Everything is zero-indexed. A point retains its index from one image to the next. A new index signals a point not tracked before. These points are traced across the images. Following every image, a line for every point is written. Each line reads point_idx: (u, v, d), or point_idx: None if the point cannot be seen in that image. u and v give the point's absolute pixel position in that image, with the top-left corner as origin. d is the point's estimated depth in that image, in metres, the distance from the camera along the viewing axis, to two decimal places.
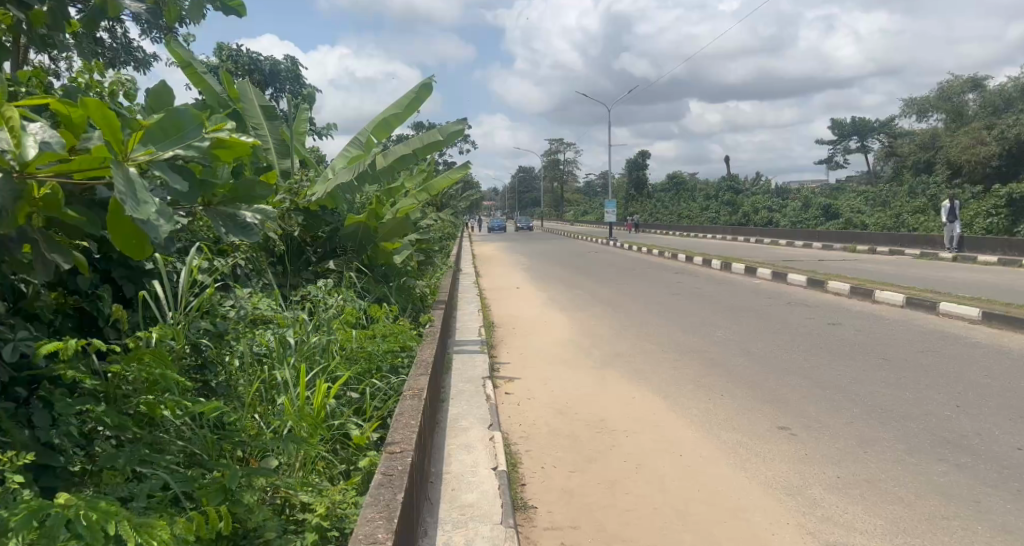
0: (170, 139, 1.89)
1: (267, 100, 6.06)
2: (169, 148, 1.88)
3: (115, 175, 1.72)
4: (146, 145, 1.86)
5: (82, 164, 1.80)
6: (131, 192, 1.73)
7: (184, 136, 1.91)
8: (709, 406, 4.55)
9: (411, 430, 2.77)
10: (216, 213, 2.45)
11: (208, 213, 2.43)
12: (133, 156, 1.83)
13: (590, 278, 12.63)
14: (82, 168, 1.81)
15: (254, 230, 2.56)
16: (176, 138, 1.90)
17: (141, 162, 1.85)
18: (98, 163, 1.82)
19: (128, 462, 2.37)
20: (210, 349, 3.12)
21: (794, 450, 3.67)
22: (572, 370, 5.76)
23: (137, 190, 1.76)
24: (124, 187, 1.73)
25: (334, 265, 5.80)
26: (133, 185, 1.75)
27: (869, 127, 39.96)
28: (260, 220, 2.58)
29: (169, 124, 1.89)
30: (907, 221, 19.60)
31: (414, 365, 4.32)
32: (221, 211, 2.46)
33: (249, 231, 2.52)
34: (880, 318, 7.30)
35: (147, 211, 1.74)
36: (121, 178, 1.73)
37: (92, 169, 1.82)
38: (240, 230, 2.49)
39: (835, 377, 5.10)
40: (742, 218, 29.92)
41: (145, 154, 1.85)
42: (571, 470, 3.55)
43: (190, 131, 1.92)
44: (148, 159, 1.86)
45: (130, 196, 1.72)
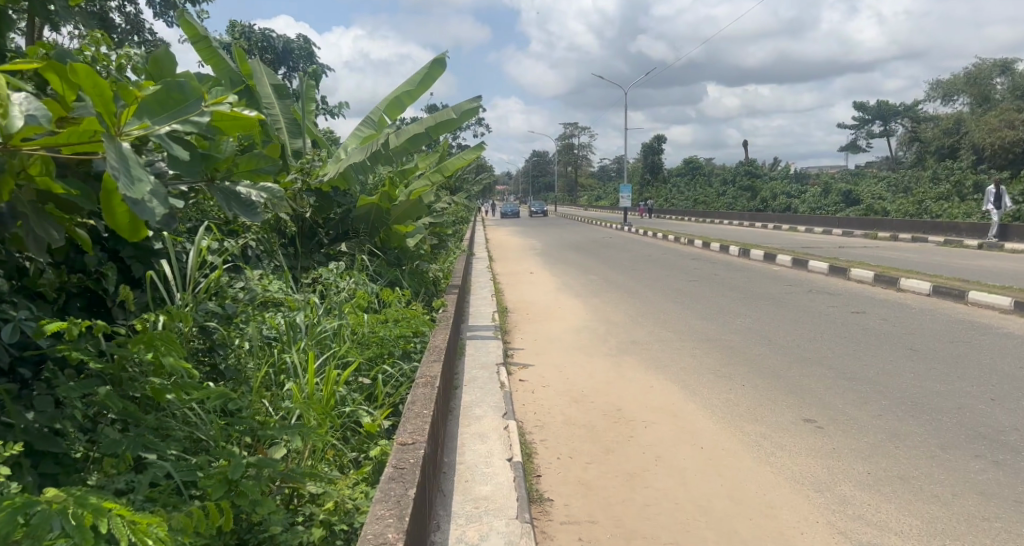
0: (166, 113, 1.81)
1: (279, 79, 5.94)
2: (164, 123, 1.80)
3: (108, 150, 1.64)
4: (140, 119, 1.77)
5: (70, 138, 1.71)
6: (124, 168, 1.65)
7: (182, 112, 1.83)
8: (730, 397, 4.42)
9: (423, 420, 2.66)
10: (218, 190, 2.34)
11: (212, 192, 2.32)
12: (127, 130, 1.73)
13: (604, 263, 12.48)
14: (71, 143, 1.72)
15: (259, 212, 2.46)
16: (173, 113, 1.82)
17: (135, 136, 1.76)
18: (87, 137, 1.73)
19: (131, 449, 2.27)
20: (219, 332, 3.01)
21: (821, 444, 3.54)
22: (588, 357, 5.64)
23: (130, 166, 1.68)
24: (117, 163, 1.65)
25: (345, 248, 5.69)
26: (126, 161, 1.67)
27: (891, 112, 39.21)
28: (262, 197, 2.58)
29: (166, 97, 1.81)
30: (930, 207, 19.22)
31: (427, 351, 4.22)
32: (224, 189, 2.36)
33: (255, 212, 2.43)
34: (906, 306, 7.11)
35: (142, 191, 1.67)
36: (114, 152, 1.65)
37: (81, 143, 1.72)
38: (246, 210, 2.39)
39: (861, 368, 4.95)
40: (760, 203, 29.55)
41: (140, 128, 1.77)
42: (588, 461, 3.44)
43: (190, 105, 1.85)
44: (142, 133, 1.76)
45: (124, 172, 1.64)
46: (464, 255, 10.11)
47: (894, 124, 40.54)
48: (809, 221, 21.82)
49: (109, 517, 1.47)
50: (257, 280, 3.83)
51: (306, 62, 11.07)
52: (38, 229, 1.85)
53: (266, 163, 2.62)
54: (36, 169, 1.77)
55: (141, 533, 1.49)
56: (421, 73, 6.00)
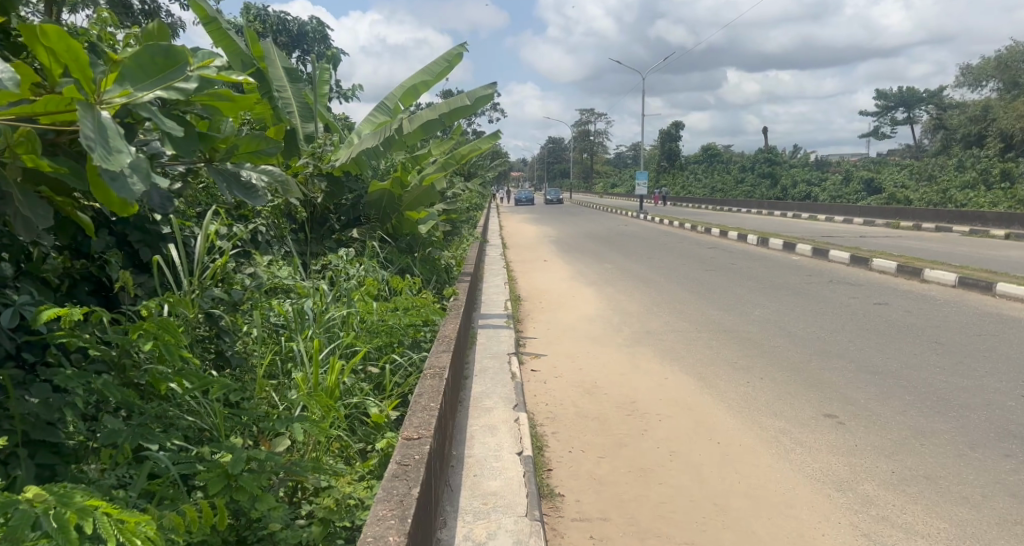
0: (150, 80, 1.80)
1: (292, 63, 5.87)
2: (148, 90, 1.79)
3: (85, 119, 1.61)
4: (123, 86, 1.75)
5: (47, 106, 1.68)
6: (101, 139, 1.62)
7: (167, 78, 1.82)
8: (748, 390, 4.30)
9: (430, 413, 2.58)
10: (216, 171, 2.37)
11: (209, 172, 2.35)
12: (106, 97, 1.72)
13: (620, 251, 12.33)
14: (46, 111, 1.69)
15: (260, 193, 2.47)
16: (158, 80, 1.81)
17: (117, 104, 1.73)
18: (65, 106, 1.69)
19: (131, 440, 2.18)
20: (225, 318, 2.91)
21: (842, 441, 3.42)
22: (601, 346, 5.55)
23: (108, 136, 1.65)
24: (94, 132, 1.61)
25: (356, 234, 5.62)
26: (103, 129, 1.64)
27: (916, 98, 38.41)
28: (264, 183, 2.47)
29: (150, 64, 1.80)
30: (954, 196, 18.83)
31: (437, 340, 4.13)
32: (222, 170, 2.38)
33: (254, 193, 2.42)
34: (930, 298, 6.92)
35: (121, 162, 1.63)
36: (91, 122, 1.62)
37: (59, 111, 1.70)
38: (245, 192, 2.39)
39: (885, 361, 4.82)
40: (779, 191, 29.16)
41: (122, 95, 1.74)
42: (600, 456, 3.35)
43: (176, 72, 1.83)
44: (124, 100, 1.74)
45: (100, 143, 1.61)
46: (478, 242, 10.02)
47: (918, 111, 39.78)
48: (830, 209, 21.49)
49: (95, 515, 1.38)
50: (265, 266, 3.79)
51: (321, 46, 10.98)
52: (19, 207, 1.80)
53: (269, 146, 2.55)
54: (22, 147, 1.71)
55: (129, 533, 1.40)
56: (438, 62, 5.90)
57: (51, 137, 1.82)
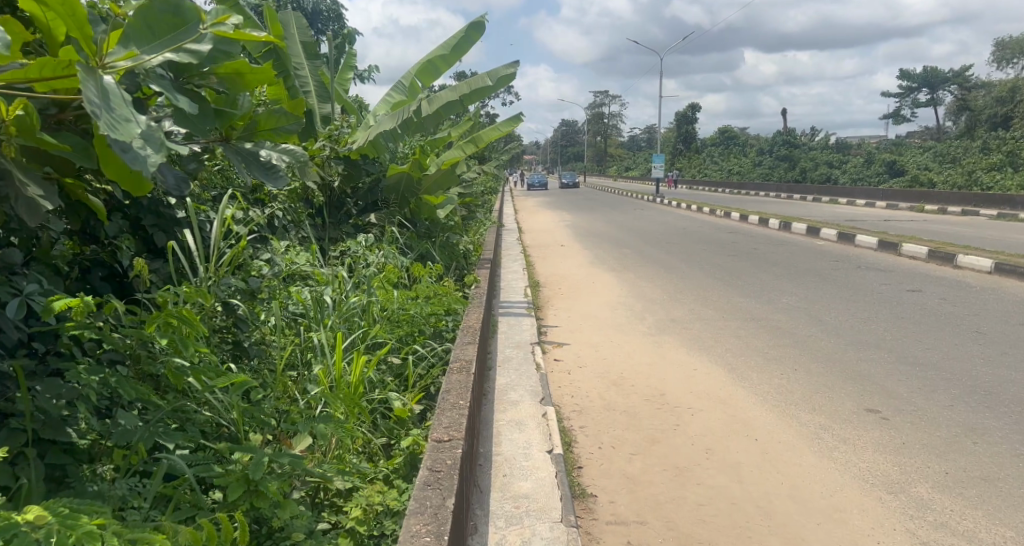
0: (155, 42, 1.65)
1: (309, 39, 5.71)
2: (153, 53, 1.64)
3: (89, 86, 1.44)
4: (127, 48, 1.59)
5: (42, 70, 1.50)
6: (106, 105, 1.44)
7: (177, 39, 1.69)
8: (784, 382, 4.14)
9: (459, 412, 2.44)
10: (234, 151, 2.24)
11: (227, 152, 2.21)
12: (111, 60, 1.55)
13: (638, 237, 12.12)
14: (42, 76, 1.52)
15: (281, 174, 2.37)
16: (164, 42, 1.67)
17: (122, 67, 1.57)
18: (63, 70, 1.52)
19: (145, 440, 2.03)
20: (242, 307, 2.77)
21: (888, 439, 3.28)
22: (625, 335, 5.39)
23: (113, 103, 1.47)
24: (99, 100, 1.44)
25: (375, 219, 5.45)
26: (108, 97, 1.46)
27: (940, 78, 37.49)
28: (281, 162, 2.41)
29: (156, 23, 1.66)
30: (981, 178, 18.42)
31: (460, 331, 3.98)
32: (240, 149, 2.26)
33: (277, 175, 2.33)
34: (965, 285, 6.70)
35: (130, 132, 1.45)
36: (94, 89, 1.45)
37: (57, 76, 1.52)
38: (267, 173, 2.28)
39: (924, 352, 4.65)
40: (798, 174, 28.72)
41: (126, 58, 1.58)
42: (633, 452, 3.20)
43: (186, 33, 1.70)
44: (128, 63, 1.58)
45: (106, 109, 1.43)
46: (494, 226, 9.85)
47: (941, 92, 38.99)
48: (851, 193, 21.10)
49: (105, 539, 1.24)
50: (282, 252, 3.68)
51: (334, 24, 10.82)
52: (20, 186, 1.63)
53: (286, 122, 2.41)
54: (19, 125, 1.56)
55: None
56: (456, 37, 5.72)
57: (53, 113, 1.71)
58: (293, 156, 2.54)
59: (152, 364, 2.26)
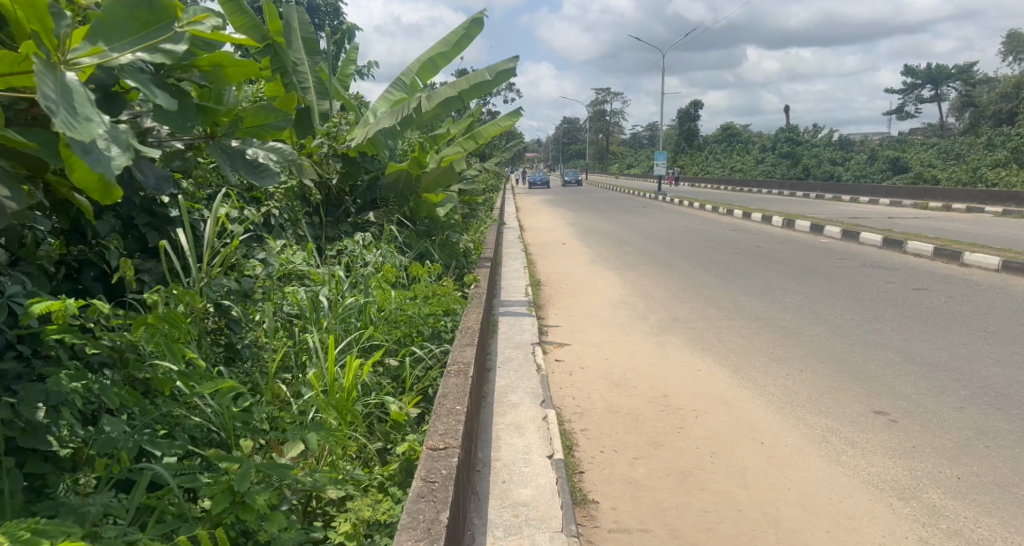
0: (125, 40, 1.59)
1: (308, 35, 5.63)
2: (122, 50, 1.58)
3: (47, 82, 1.38)
4: (93, 43, 1.53)
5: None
6: (65, 102, 1.38)
7: (146, 38, 1.63)
8: (789, 383, 4.06)
9: (456, 418, 2.36)
10: (219, 148, 2.20)
11: (211, 150, 2.17)
12: (73, 57, 1.48)
13: (640, 234, 12.03)
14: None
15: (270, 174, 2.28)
16: (133, 40, 1.61)
17: (86, 63, 1.50)
18: (22, 65, 1.47)
19: (131, 448, 1.93)
20: (235, 309, 2.68)
21: (897, 442, 3.20)
22: (628, 335, 5.30)
23: (74, 101, 1.41)
24: (57, 98, 1.37)
25: (374, 217, 5.38)
26: (68, 94, 1.40)
27: (944, 75, 37.28)
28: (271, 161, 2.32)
29: (127, 18, 1.60)
30: (985, 175, 18.30)
31: (459, 331, 3.88)
32: (224, 147, 2.22)
33: (263, 174, 2.25)
34: (972, 283, 6.60)
35: (89, 133, 1.39)
36: (52, 85, 1.38)
37: (14, 72, 1.47)
38: (252, 171, 2.25)
39: (932, 351, 4.56)
40: (801, 171, 28.59)
41: (91, 54, 1.51)
42: (635, 457, 3.12)
43: (159, 31, 1.65)
44: (94, 60, 1.51)
45: (65, 108, 1.37)
46: (495, 224, 9.76)
47: (944, 88, 38.80)
48: (855, 190, 20.99)
49: None
50: (276, 252, 3.60)
51: (333, 20, 10.74)
52: None
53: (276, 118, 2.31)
54: None
55: None
56: (457, 33, 5.64)
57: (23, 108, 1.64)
58: (282, 155, 2.41)
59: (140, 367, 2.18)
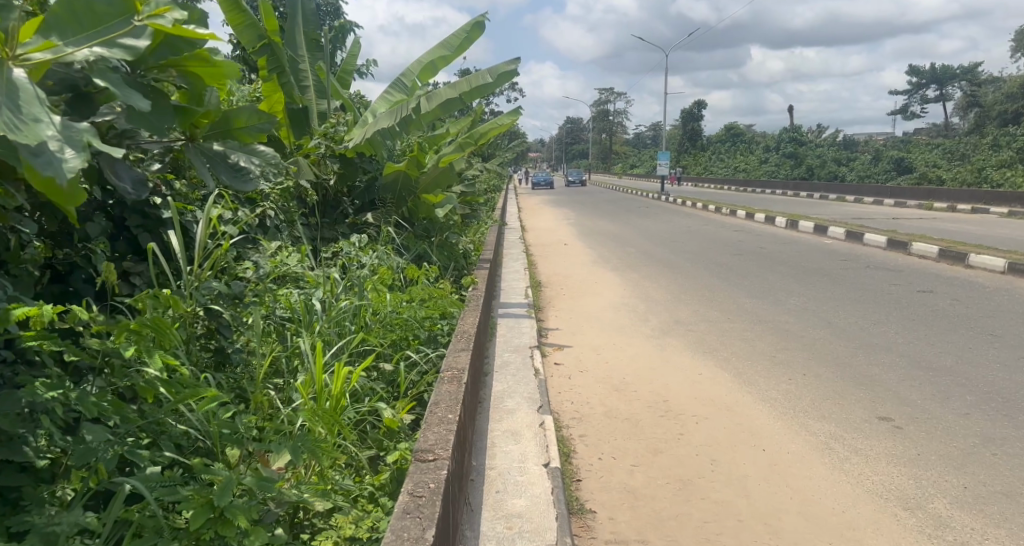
0: (82, 34, 1.65)
1: (308, 34, 5.57)
2: (77, 44, 1.63)
3: None
4: (47, 37, 1.59)
5: None
6: (10, 104, 1.42)
7: (104, 31, 1.68)
8: (792, 388, 3.99)
9: (448, 428, 2.29)
10: (198, 151, 2.36)
11: (189, 153, 2.33)
12: (25, 52, 1.53)
13: (642, 235, 11.94)
14: None
15: (250, 178, 2.47)
16: (92, 34, 1.66)
17: (38, 58, 1.55)
18: None
19: (110, 459, 1.86)
20: (224, 313, 2.60)
21: (902, 450, 3.13)
22: (628, 338, 5.23)
23: (22, 103, 1.46)
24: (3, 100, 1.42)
25: (371, 218, 5.33)
26: (14, 96, 1.45)
27: (950, 75, 37.10)
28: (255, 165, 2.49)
29: (83, 12, 1.65)
30: (990, 176, 18.18)
31: (455, 335, 3.80)
32: (204, 151, 2.38)
33: (244, 178, 2.44)
34: (979, 286, 6.51)
35: (36, 133, 1.43)
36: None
37: None
38: (233, 176, 2.42)
39: (938, 355, 4.48)
40: (805, 171, 28.44)
41: (46, 49, 1.56)
42: (634, 464, 3.05)
43: (116, 25, 1.70)
44: (51, 55, 1.57)
45: (11, 110, 1.41)
46: (496, 225, 9.68)
47: (949, 88, 38.61)
48: (859, 190, 20.86)
49: None
50: (270, 253, 3.53)
51: (333, 20, 10.66)
52: None
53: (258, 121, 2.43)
54: None
55: None
56: (458, 34, 5.57)
57: None
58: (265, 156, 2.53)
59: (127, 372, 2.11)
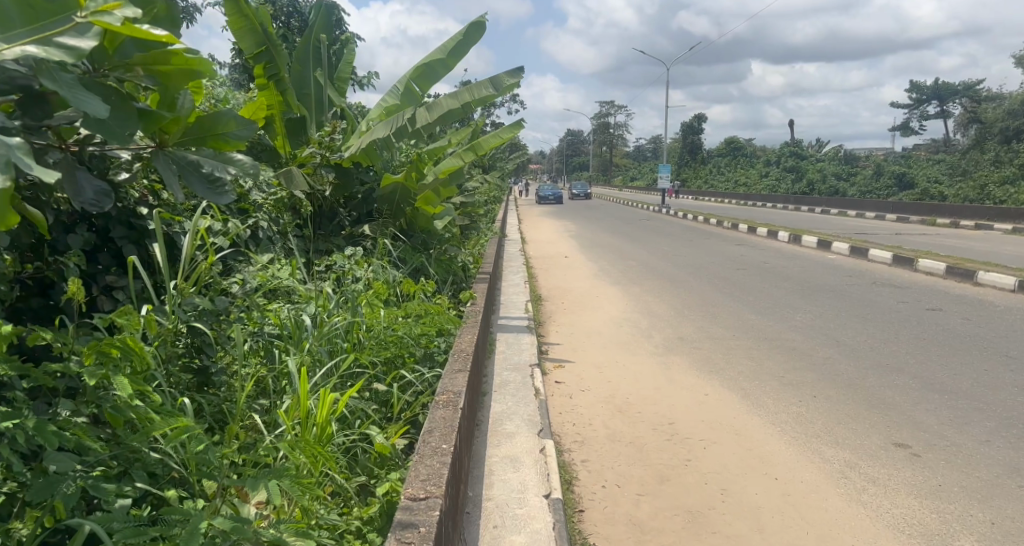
0: (20, 32, 1.55)
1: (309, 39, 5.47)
2: (12, 42, 1.53)
3: None
4: None
5: None
6: None
7: (45, 30, 1.57)
8: (802, 410, 3.83)
9: (441, 461, 2.13)
10: (168, 159, 2.23)
11: (157, 161, 2.20)
12: None
13: (644, 249, 11.77)
14: None
15: (226, 189, 2.31)
16: (30, 32, 1.56)
17: None
18: None
19: (74, 495, 1.68)
20: (209, 331, 2.44)
21: (923, 480, 2.97)
22: (631, 355, 5.07)
23: None
24: None
25: (368, 230, 5.18)
26: None
27: (950, 92, 37.12)
28: (234, 175, 2.34)
29: (23, 9, 1.55)
30: (992, 193, 18.10)
31: (453, 354, 3.63)
32: (175, 157, 2.25)
33: (220, 188, 2.29)
34: (989, 305, 6.36)
35: None
36: None
37: None
38: (207, 187, 2.26)
39: (952, 377, 4.33)
40: (806, 186, 28.32)
41: None
42: (640, 493, 2.89)
43: (55, 25, 1.58)
44: None
45: None
46: (496, 237, 9.53)
47: (950, 105, 38.56)
48: (861, 205, 20.73)
49: None
50: (259, 267, 3.37)
51: None
52: None
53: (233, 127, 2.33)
54: None
55: None
56: (454, 39, 5.45)
57: None
58: (241, 167, 2.37)
59: (98, 395, 1.93)
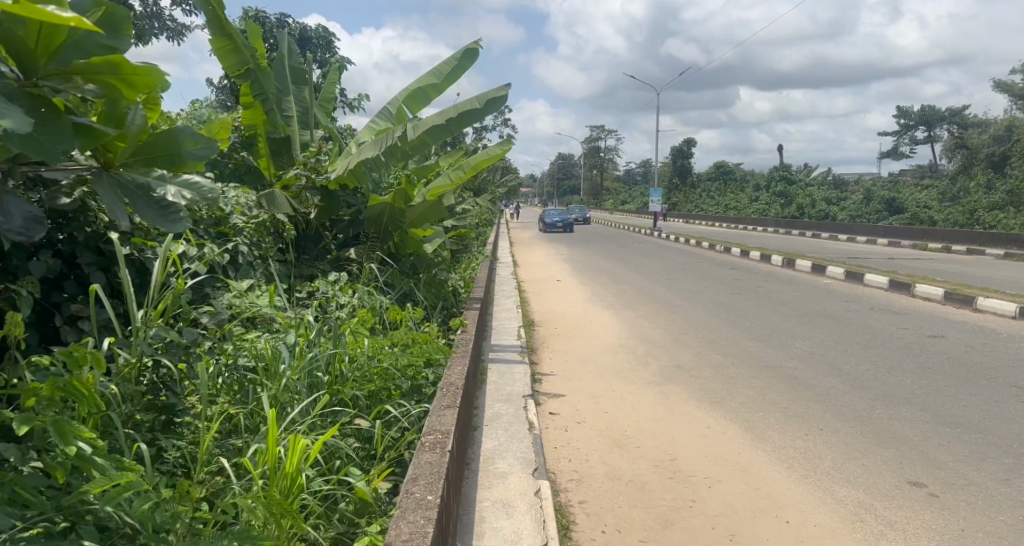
0: None
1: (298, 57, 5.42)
2: None
3: None
4: None
5: None
6: None
7: None
8: (809, 445, 3.63)
9: (425, 516, 1.93)
10: (113, 181, 2.02)
11: (100, 184, 1.99)
12: None
13: (637, 273, 11.61)
14: None
15: (179, 217, 2.11)
16: None
17: None
18: None
19: None
20: (177, 366, 2.23)
21: (943, 523, 2.78)
22: (627, 384, 4.87)
23: None
24: None
25: (354, 254, 4.95)
26: None
27: (936, 118, 37.57)
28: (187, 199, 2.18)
29: None
30: (982, 218, 18.14)
31: (442, 387, 3.42)
32: (122, 179, 2.04)
33: (171, 216, 2.09)
34: (992, 332, 6.20)
35: None
36: None
37: None
38: (158, 214, 2.06)
39: (964, 409, 4.15)
40: (796, 211, 28.34)
41: None
42: (643, 540, 2.67)
43: None
44: None
45: None
46: (487, 261, 9.34)
47: (936, 131, 38.94)
48: (852, 229, 20.69)
49: None
50: (235, 295, 3.17)
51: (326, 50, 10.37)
52: None
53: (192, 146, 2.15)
54: None
55: None
56: (448, 62, 5.30)
57: None
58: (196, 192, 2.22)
59: (46, 440, 1.72)
